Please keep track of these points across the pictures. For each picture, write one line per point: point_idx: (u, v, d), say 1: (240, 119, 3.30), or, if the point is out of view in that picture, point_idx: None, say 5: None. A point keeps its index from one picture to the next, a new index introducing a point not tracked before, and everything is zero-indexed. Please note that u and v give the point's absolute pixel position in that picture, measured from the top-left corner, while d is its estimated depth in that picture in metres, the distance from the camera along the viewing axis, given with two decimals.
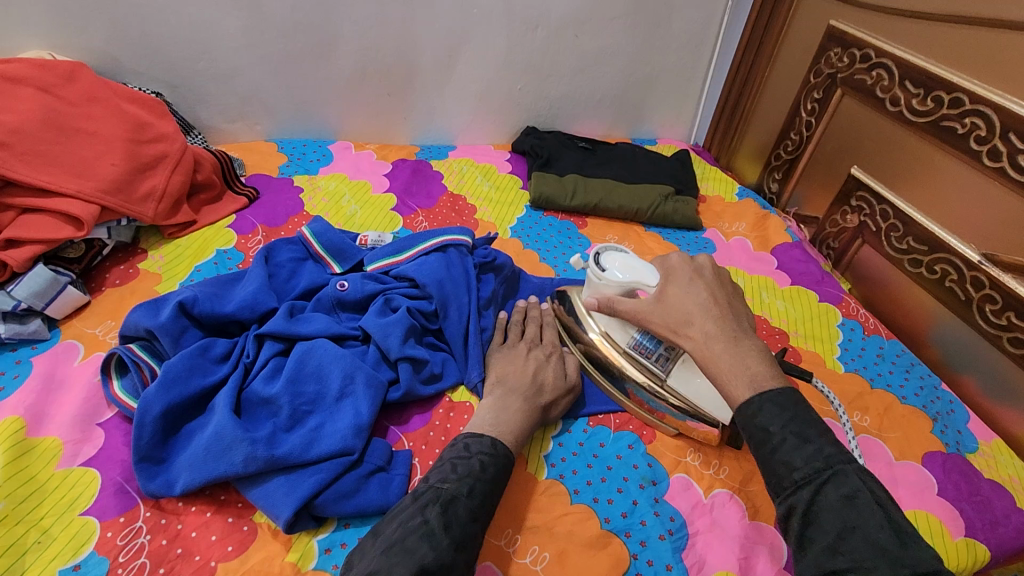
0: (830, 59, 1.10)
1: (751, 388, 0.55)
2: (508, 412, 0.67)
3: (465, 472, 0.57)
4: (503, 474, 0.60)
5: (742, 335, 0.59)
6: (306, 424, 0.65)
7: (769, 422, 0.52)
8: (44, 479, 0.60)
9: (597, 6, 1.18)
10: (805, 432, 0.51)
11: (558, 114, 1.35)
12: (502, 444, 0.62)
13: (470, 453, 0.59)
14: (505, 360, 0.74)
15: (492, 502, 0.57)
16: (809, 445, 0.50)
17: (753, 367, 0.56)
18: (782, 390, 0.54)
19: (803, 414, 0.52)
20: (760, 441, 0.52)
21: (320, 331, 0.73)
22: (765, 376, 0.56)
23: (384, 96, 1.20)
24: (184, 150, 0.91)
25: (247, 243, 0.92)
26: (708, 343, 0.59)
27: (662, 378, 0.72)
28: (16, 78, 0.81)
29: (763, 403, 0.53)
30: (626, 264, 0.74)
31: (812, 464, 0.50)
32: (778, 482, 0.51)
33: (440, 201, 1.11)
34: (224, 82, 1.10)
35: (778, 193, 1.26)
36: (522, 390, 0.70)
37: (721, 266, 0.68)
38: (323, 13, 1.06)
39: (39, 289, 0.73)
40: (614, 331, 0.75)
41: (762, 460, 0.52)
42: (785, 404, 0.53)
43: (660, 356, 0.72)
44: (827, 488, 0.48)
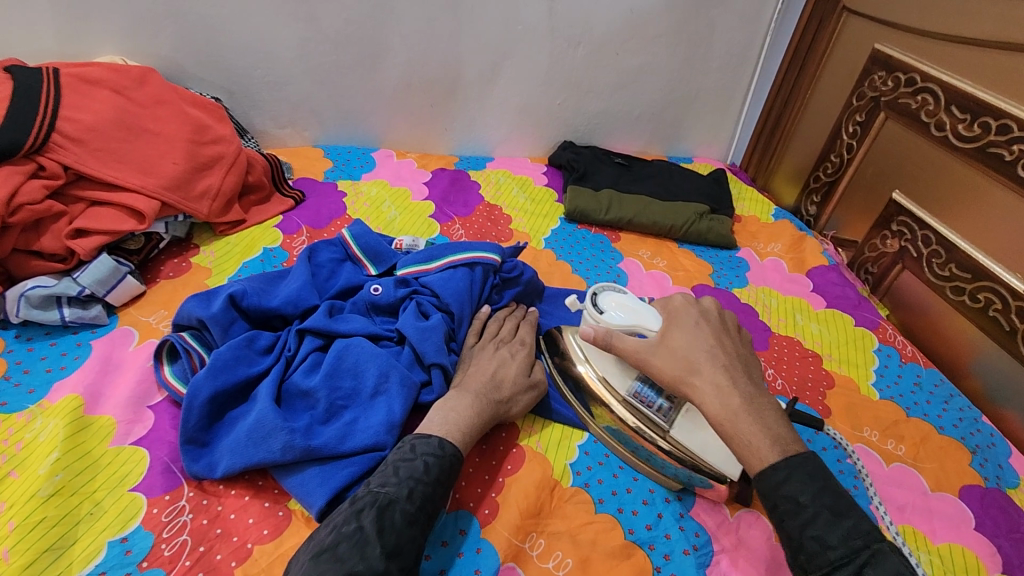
0: (874, 82, 1.09)
1: (776, 452, 0.53)
2: (459, 408, 0.67)
3: (405, 475, 0.57)
4: (450, 474, 0.60)
5: (756, 391, 0.57)
6: (342, 418, 0.67)
7: (801, 494, 0.51)
8: (98, 455, 0.64)
9: (638, 25, 1.20)
10: (838, 506, 0.50)
11: (596, 130, 1.36)
12: (450, 443, 0.62)
13: (414, 454, 0.60)
14: (471, 360, 0.76)
15: (432, 505, 0.58)
16: (842, 520, 0.49)
17: (774, 429, 0.54)
18: (808, 455, 0.53)
19: (834, 486, 0.51)
20: (789, 513, 0.51)
21: (358, 330, 0.75)
22: (788, 439, 0.54)
23: (427, 107, 1.24)
24: (239, 152, 0.96)
25: (292, 243, 0.96)
26: (723, 399, 0.56)
27: (664, 429, 0.67)
28: (94, 80, 0.86)
29: (791, 472, 0.51)
30: (626, 307, 0.68)
31: (848, 543, 0.48)
32: (809, 559, 0.49)
33: (476, 210, 1.14)
34: (278, 90, 1.16)
35: (816, 215, 1.25)
36: (475, 389, 0.70)
37: (725, 309, 0.66)
38: (374, 26, 1.11)
39: (101, 277, 0.78)
40: (613, 377, 0.71)
41: (790, 535, 0.51)
42: (815, 473, 0.51)
43: (661, 406, 0.68)
44: (868, 570, 0.47)
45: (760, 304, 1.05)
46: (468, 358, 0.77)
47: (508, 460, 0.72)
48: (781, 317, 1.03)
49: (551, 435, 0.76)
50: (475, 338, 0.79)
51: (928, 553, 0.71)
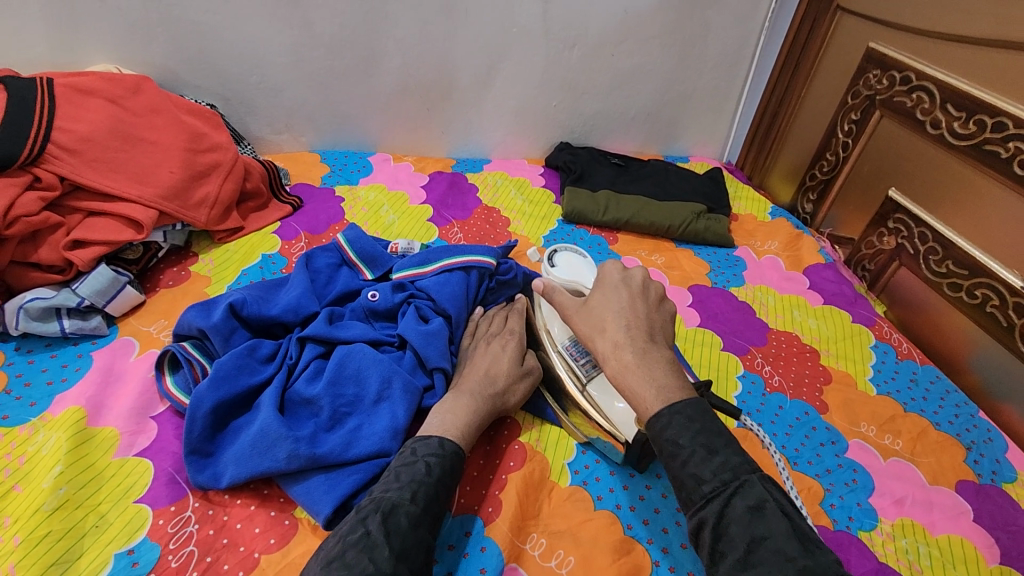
0: (868, 80, 1.10)
1: (661, 401, 0.53)
2: (456, 409, 0.67)
3: (407, 478, 0.57)
4: (451, 474, 0.60)
5: (651, 347, 0.57)
6: (346, 425, 0.67)
7: (678, 435, 0.50)
8: (102, 467, 0.64)
9: (633, 25, 1.21)
10: (711, 443, 0.49)
11: (592, 131, 1.37)
12: (449, 442, 0.62)
13: (415, 457, 0.59)
14: (464, 361, 0.77)
15: (436, 506, 0.57)
16: (717, 456, 0.49)
17: (659, 378, 0.54)
18: (689, 399, 0.52)
19: (710, 426, 0.51)
20: (670, 454, 0.50)
21: (359, 336, 0.75)
22: (674, 389, 0.54)
23: (423, 110, 1.24)
24: (236, 159, 0.96)
25: (290, 248, 0.96)
26: (617, 355, 0.57)
27: (583, 382, 0.72)
28: (88, 90, 0.86)
29: (672, 415, 0.51)
30: (571, 264, 0.85)
31: (720, 477, 0.48)
32: (687, 496, 0.49)
33: (474, 213, 1.14)
34: (274, 95, 1.15)
35: (812, 213, 1.26)
36: (469, 388, 0.70)
37: (655, 281, 0.65)
38: (368, 30, 1.11)
39: (100, 288, 0.78)
40: (554, 328, 0.78)
41: (673, 475, 0.50)
42: (695, 416, 0.51)
43: (586, 361, 0.73)
44: (734, 501, 0.46)
45: (758, 302, 1.05)
46: (464, 358, 0.77)
47: (509, 456, 0.73)
48: (779, 314, 1.03)
49: (552, 434, 0.77)
50: (469, 339, 0.80)
51: (927, 545, 0.71)
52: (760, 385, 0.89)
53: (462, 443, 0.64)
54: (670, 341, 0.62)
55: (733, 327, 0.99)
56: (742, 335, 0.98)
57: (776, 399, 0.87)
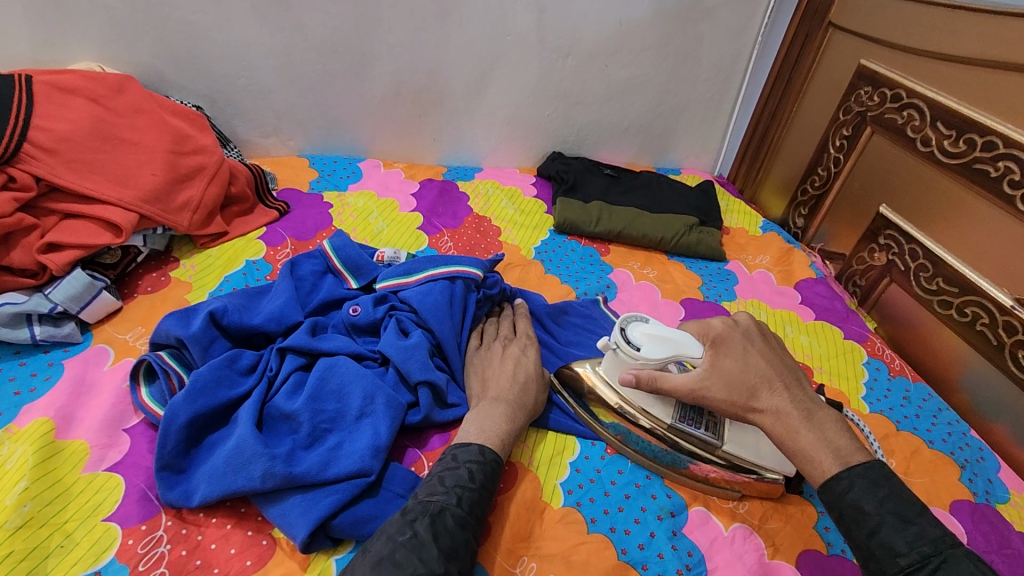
0: (860, 97, 1.10)
1: (838, 463, 0.56)
2: (493, 418, 0.68)
3: (452, 482, 0.59)
4: (492, 480, 0.62)
5: (813, 405, 0.61)
6: (326, 442, 0.65)
7: (863, 500, 0.53)
8: (70, 483, 0.61)
9: (628, 36, 1.20)
10: (904, 512, 0.52)
11: (585, 141, 1.36)
12: (490, 450, 0.64)
13: (458, 463, 0.61)
14: (484, 363, 0.78)
15: (479, 510, 0.59)
16: (911, 526, 0.51)
17: (834, 440, 0.58)
18: (871, 466, 0.55)
19: (898, 492, 0.53)
20: (856, 521, 0.53)
21: (341, 348, 0.74)
22: (849, 450, 0.57)
23: (414, 117, 1.22)
24: (221, 163, 0.94)
25: (276, 254, 0.93)
26: (781, 418, 0.60)
27: (718, 445, 0.71)
28: (68, 88, 0.84)
29: (853, 479, 0.54)
30: (657, 338, 0.68)
31: (917, 549, 0.50)
32: (880, 567, 0.51)
33: (465, 222, 1.12)
34: (262, 98, 1.13)
35: (803, 228, 1.25)
36: (505, 396, 0.71)
37: (760, 322, 0.68)
38: (360, 34, 1.09)
39: (75, 293, 0.75)
40: (653, 408, 0.72)
41: (860, 544, 0.53)
42: (878, 482, 0.54)
43: (707, 423, 0.72)
44: (937, 574, 0.48)
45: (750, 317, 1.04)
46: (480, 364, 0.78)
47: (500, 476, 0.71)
48: (771, 329, 1.02)
49: (543, 450, 0.75)
50: (477, 340, 0.82)
51: None
52: None
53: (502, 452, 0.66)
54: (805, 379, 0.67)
55: None
56: None
57: None
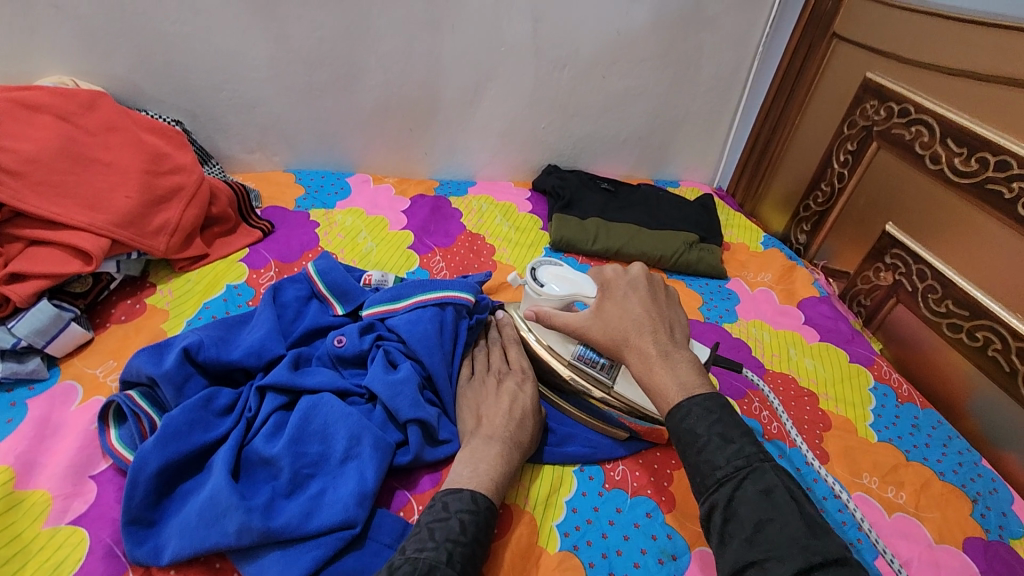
0: (865, 111, 1.06)
1: (680, 394, 0.56)
2: (486, 458, 0.64)
3: (443, 536, 0.54)
4: (484, 532, 0.58)
5: (673, 347, 0.60)
6: (308, 490, 0.60)
7: (696, 424, 0.53)
8: (29, 539, 0.56)
9: (625, 47, 1.17)
10: (728, 432, 0.52)
11: (581, 154, 1.32)
12: (483, 497, 0.60)
13: (448, 513, 0.57)
14: (476, 397, 0.74)
15: (471, 568, 0.55)
16: (731, 444, 0.52)
17: (682, 376, 0.57)
18: (711, 395, 0.55)
19: (727, 416, 0.53)
20: (687, 443, 0.53)
21: (325, 384, 0.69)
22: (695, 384, 0.57)
23: (405, 131, 1.18)
24: (201, 181, 0.89)
25: (258, 278, 0.89)
26: (644, 360, 0.59)
27: (608, 384, 0.76)
28: (36, 106, 0.80)
29: (694, 406, 0.54)
30: (561, 278, 0.77)
31: (733, 463, 0.51)
32: (702, 481, 0.52)
33: (457, 240, 1.08)
34: (246, 112, 1.09)
35: (806, 244, 1.22)
36: (498, 434, 0.67)
37: (653, 273, 0.69)
38: (348, 46, 1.05)
39: (40, 327, 0.70)
40: (555, 344, 0.79)
41: (688, 462, 0.53)
42: (712, 407, 0.54)
43: (603, 365, 0.76)
44: (745, 485, 0.49)
45: (753, 339, 1.01)
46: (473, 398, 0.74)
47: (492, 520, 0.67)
48: (774, 352, 0.99)
49: (539, 488, 0.71)
50: (469, 369, 0.78)
51: None
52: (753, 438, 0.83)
53: (495, 496, 0.62)
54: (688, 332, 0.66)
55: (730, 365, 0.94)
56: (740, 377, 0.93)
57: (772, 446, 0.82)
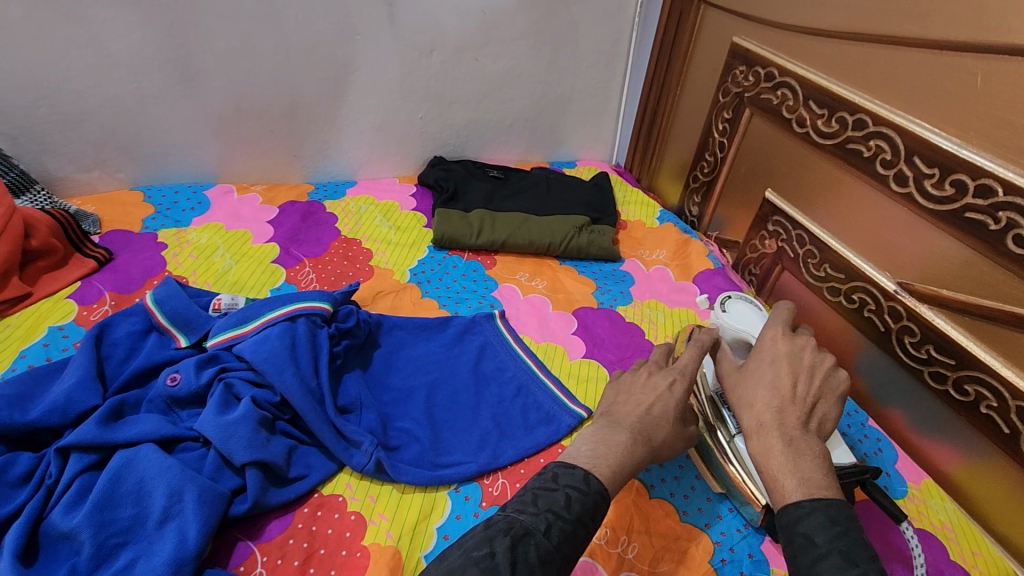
0: (736, 77, 1.04)
1: (803, 491, 0.53)
2: (610, 444, 0.59)
3: (545, 505, 0.51)
4: (592, 517, 0.53)
5: (801, 434, 0.57)
6: (115, 562, 0.53)
7: (815, 532, 0.49)
8: None
9: (494, 27, 1.11)
10: (851, 554, 0.47)
11: (468, 142, 1.26)
12: (596, 480, 0.55)
13: (556, 485, 0.53)
14: (623, 392, 0.66)
15: (570, 548, 0.50)
16: (856, 568, 0.46)
17: (805, 471, 0.54)
18: (835, 504, 0.52)
19: (854, 537, 0.49)
20: (802, 548, 0.49)
21: (146, 434, 0.61)
22: (818, 485, 0.53)
23: (267, 134, 1.09)
24: (10, 213, 0.81)
25: (89, 315, 0.80)
26: (765, 439, 0.57)
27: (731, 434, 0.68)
28: None
29: (815, 509, 0.51)
30: (744, 313, 0.77)
31: None
32: None
33: (331, 247, 1.01)
34: (74, 128, 0.97)
35: (698, 215, 1.20)
36: (626, 421, 0.62)
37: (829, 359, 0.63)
38: (180, 47, 0.95)
39: None
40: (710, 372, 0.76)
41: (801, 574, 0.48)
42: (835, 519, 0.50)
43: None
44: None
45: (647, 319, 0.98)
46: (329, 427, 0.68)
47: (348, 569, 0.59)
48: (668, 332, 0.96)
49: (406, 515, 0.65)
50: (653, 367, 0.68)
51: None
52: None
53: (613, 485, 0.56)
54: (824, 424, 0.61)
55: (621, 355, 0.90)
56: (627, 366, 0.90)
57: None
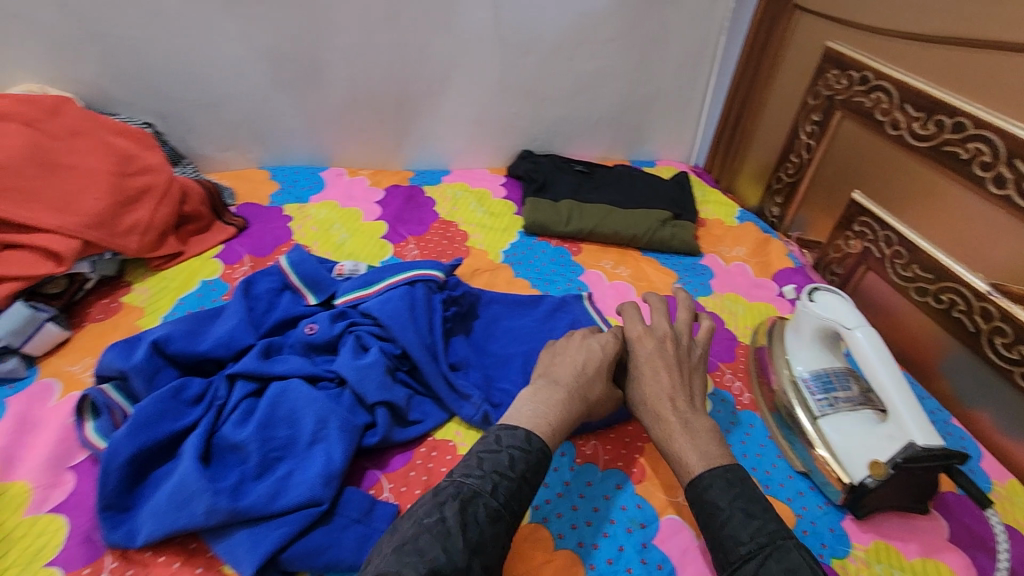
0: (828, 80, 1.07)
1: (703, 464, 0.60)
2: (551, 401, 0.64)
3: (490, 467, 0.55)
4: (537, 471, 0.57)
5: (693, 414, 0.65)
6: (276, 472, 0.62)
7: (719, 496, 0.57)
8: (11, 528, 0.59)
9: (588, 29, 1.17)
10: (750, 508, 0.55)
11: (555, 138, 1.33)
12: (538, 438, 0.59)
13: (499, 447, 0.57)
14: (552, 355, 0.71)
15: (516, 502, 0.55)
16: (754, 520, 0.54)
17: (705, 446, 0.61)
18: (732, 467, 0.59)
19: (749, 491, 0.57)
20: (711, 514, 0.56)
21: (295, 371, 0.71)
22: (716, 455, 0.61)
23: (376, 123, 1.19)
24: (170, 181, 0.91)
25: (232, 273, 0.91)
26: (663, 424, 0.64)
27: (815, 415, 0.78)
28: (2, 114, 0.80)
29: (714, 477, 0.58)
30: (833, 303, 0.81)
31: (756, 539, 0.52)
32: (726, 556, 0.53)
33: (432, 227, 1.10)
34: (217, 112, 1.10)
35: (780, 216, 1.23)
36: (563, 380, 0.67)
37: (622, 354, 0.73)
38: (311, 42, 1.06)
39: (17, 327, 0.72)
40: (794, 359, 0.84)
41: (710, 535, 0.55)
42: (733, 482, 0.58)
43: (822, 398, 0.78)
44: (770, 562, 0.50)
45: (727, 310, 1.02)
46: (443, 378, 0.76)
47: None
48: (749, 324, 1.00)
49: None
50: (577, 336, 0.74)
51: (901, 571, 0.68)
52: (731, 403, 0.87)
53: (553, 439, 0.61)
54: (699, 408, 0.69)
55: None
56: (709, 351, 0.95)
57: (748, 416, 0.85)
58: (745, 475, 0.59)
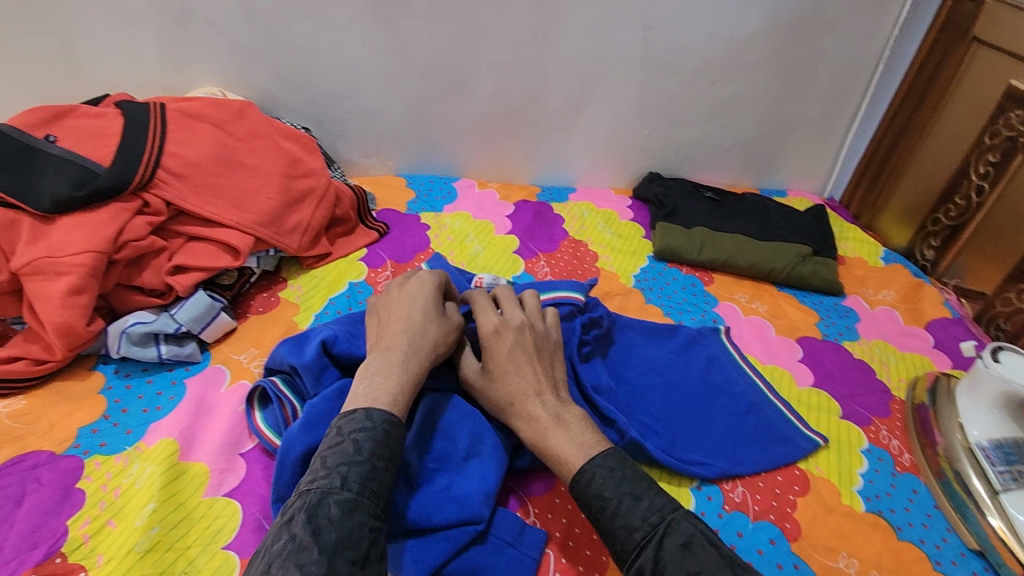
0: (1009, 121, 1.03)
1: (584, 457, 0.59)
2: (384, 376, 0.61)
3: (333, 463, 0.52)
4: (387, 447, 0.55)
5: (562, 407, 0.65)
6: (434, 484, 0.64)
7: (603, 486, 0.56)
8: (192, 507, 0.62)
9: (737, 52, 1.13)
10: (635, 489, 0.56)
11: (684, 161, 1.29)
12: (380, 413, 0.57)
13: (342, 437, 0.54)
14: (417, 318, 0.67)
15: (374, 483, 0.52)
16: (642, 502, 0.55)
17: (580, 436, 0.62)
18: (608, 454, 0.59)
19: (630, 473, 0.57)
20: (599, 507, 0.56)
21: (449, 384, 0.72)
22: (593, 445, 0.61)
23: (511, 139, 1.21)
24: (328, 185, 0.94)
25: (377, 277, 0.94)
26: (537, 425, 0.63)
27: (997, 489, 0.72)
28: (196, 115, 0.87)
29: (598, 466, 0.58)
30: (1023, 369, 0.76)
31: (648, 521, 0.53)
32: (623, 547, 0.53)
33: (561, 246, 1.09)
34: (366, 120, 1.15)
35: (933, 261, 1.17)
36: (395, 345, 0.64)
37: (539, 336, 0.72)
38: (461, 57, 1.09)
39: (197, 314, 0.78)
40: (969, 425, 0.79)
41: (603, 529, 0.55)
42: (614, 466, 0.58)
43: (1005, 473, 0.74)
44: (666, 541, 0.52)
45: (878, 359, 0.95)
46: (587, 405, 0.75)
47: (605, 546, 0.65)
48: (903, 376, 0.92)
49: None
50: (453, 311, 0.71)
51: None
52: (889, 462, 0.79)
53: (400, 410, 0.59)
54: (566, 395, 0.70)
55: (853, 390, 0.89)
56: (861, 402, 0.87)
57: (908, 480, 0.77)
58: (626, 457, 0.60)
